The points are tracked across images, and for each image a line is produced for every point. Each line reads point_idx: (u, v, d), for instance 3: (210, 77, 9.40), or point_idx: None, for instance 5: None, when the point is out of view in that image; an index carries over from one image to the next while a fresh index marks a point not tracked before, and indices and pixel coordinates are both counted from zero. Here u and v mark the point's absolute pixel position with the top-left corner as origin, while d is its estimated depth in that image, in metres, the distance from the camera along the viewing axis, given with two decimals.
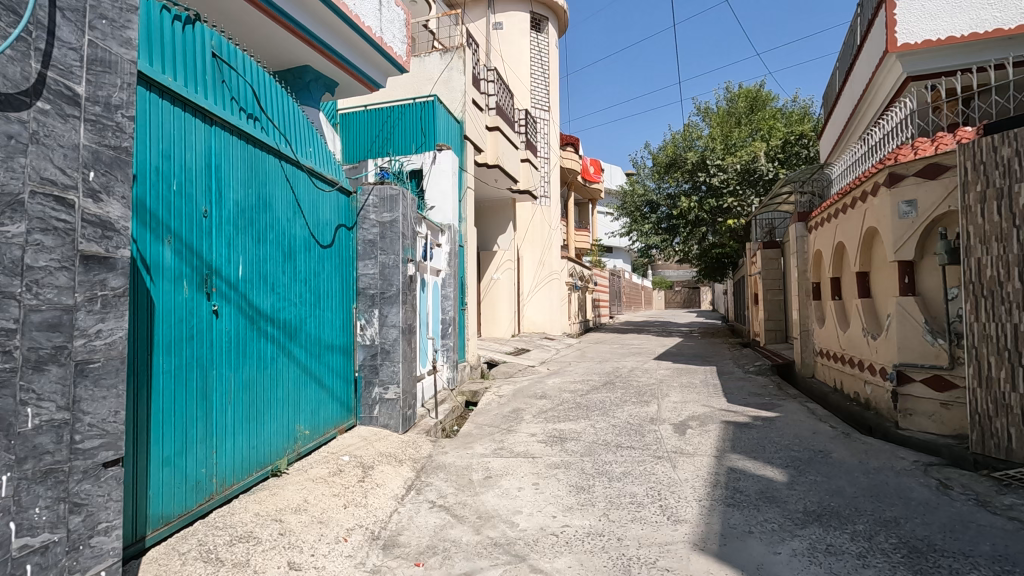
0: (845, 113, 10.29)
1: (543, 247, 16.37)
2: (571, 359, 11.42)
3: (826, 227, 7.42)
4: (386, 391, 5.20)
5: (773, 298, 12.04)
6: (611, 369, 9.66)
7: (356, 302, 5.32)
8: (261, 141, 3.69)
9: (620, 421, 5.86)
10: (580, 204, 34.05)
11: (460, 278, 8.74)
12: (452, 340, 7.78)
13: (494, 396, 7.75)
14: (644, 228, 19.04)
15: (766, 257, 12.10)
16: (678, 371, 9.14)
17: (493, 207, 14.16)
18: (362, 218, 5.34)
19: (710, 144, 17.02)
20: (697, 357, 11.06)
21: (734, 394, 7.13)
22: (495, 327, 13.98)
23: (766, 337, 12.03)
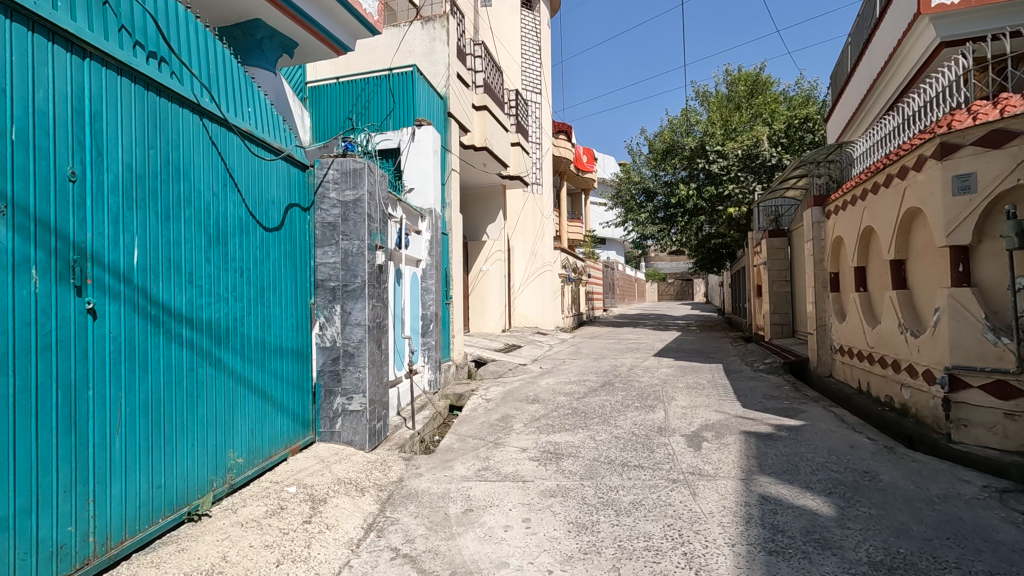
0: (860, 90, 9.53)
1: (534, 237, 15.58)
2: (565, 355, 10.66)
3: (849, 211, 6.67)
4: (350, 401, 4.41)
5: (779, 290, 11.34)
6: (609, 367, 8.90)
7: (314, 296, 4.51)
8: (170, 90, 2.85)
9: (624, 432, 5.10)
10: (573, 195, 33.23)
11: (443, 269, 7.93)
12: (433, 338, 6.99)
13: (481, 400, 6.98)
14: (640, 218, 18.31)
15: (772, 246, 11.38)
16: (682, 370, 8.40)
17: (482, 194, 13.32)
18: (321, 197, 4.51)
19: (709, 129, 16.24)
20: (700, 353, 10.33)
21: (747, 397, 6.40)
22: (484, 322, 13.18)
23: (772, 331, 11.33)
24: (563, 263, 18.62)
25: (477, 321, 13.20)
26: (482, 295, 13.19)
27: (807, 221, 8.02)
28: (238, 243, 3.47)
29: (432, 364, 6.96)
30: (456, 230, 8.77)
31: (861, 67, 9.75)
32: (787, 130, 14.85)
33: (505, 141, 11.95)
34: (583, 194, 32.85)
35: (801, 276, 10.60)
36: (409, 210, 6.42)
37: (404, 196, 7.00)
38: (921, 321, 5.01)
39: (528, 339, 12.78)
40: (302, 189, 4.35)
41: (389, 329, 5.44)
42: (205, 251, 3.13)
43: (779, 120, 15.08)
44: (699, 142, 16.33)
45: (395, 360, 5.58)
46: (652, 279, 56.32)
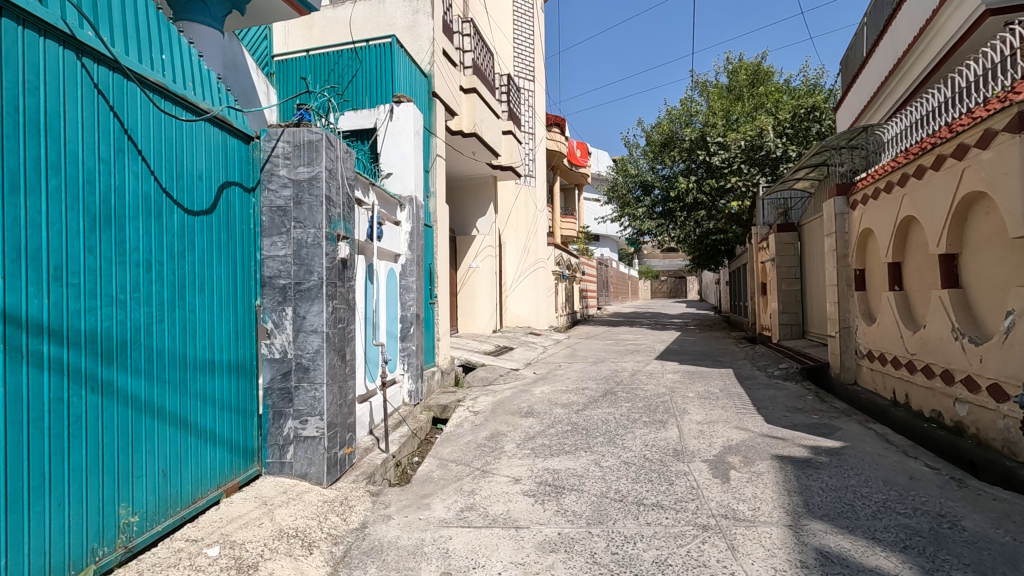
0: (882, 72, 8.79)
1: (527, 233, 14.83)
2: (560, 358, 9.91)
3: (882, 199, 5.95)
4: (303, 426, 3.60)
5: (789, 289, 10.63)
6: (610, 373, 8.15)
7: (261, 297, 3.69)
8: (19, 11, 2.03)
9: (635, 456, 4.33)
10: (566, 190, 32.44)
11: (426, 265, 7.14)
12: (414, 342, 6.19)
13: (467, 413, 6.20)
14: (637, 213, 17.52)
15: (781, 241, 10.66)
16: (690, 376, 7.66)
17: (471, 185, 12.51)
18: (269, 174, 3.68)
19: (710, 119, 15.50)
20: (705, 356, 9.61)
21: (769, 410, 5.66)
22: (473, 321, 12.37)
23: (781, 332, 10.63)
24: (557, 259, 17.85)
25: (466, 321, 12.39)
26: (471, 293, 12.38)
27: (828, 213, 7.30)
28: (144, 229, 2.66)
29: (413, 371, 6.17)
30: (441, 222, 7.97)
31: (881, 47, 9.01)
32: (794, 120, 14.13)
33: (496, 129, 11.14)
34: (576, 189, 32.09)
35: (814, 273, 9.89)
36: (385, 197, 5.61)
37: (380, 182, 6.20)
38: (980, 325, 4.31)
39: (520, 340, 12.01)
40: (241, 165, 3.53)
41: (358, 333, 4.64)
42: (84, 237, 2.31)
43: (785, 109, 14.36)
44: (700, 133, 15.58)
45: (365, 370, 4.78)
46: (646, 276, 55.72)
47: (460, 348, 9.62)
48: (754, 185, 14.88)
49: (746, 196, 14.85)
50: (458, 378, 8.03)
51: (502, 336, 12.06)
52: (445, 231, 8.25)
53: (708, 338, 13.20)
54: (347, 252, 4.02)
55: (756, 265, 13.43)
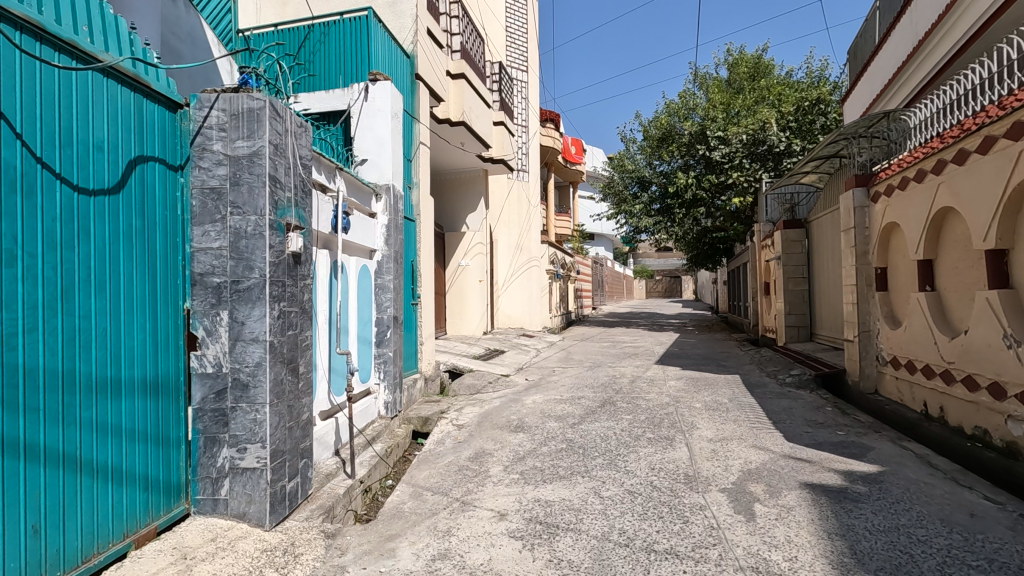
0: (899, 57, 8.21)
1: (520, 230, 14.22)
2: (554, 362, 9.30)
3: (911, 189, 5.37)
4: (241, 456, 2.95)
5: (795, 288, 10.06)
6: (608, 379, 7.55)
7: (192, 298, 3.03)
8: None
9: (640, 484, 3.73)
10: (560, 187, 31.83)
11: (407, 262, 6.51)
12: (391, 348, 5.57)
13: (451, 426, 5.58)
14: (634, 210, 16.87)
15: (787, 239, 10.10)
16: (694, 384, 7.07)
17: (461, 179, 11.87)
18: (200, 149, 3.02)
19: (709, 113, 14.93)
20: (708, 360, 9.03)
21: (787, 425, 5.07)
22: (463, 323, 11.73)
23: (787, 334, 10.06)
24: (551, 257, 17.24)
25: (455, 322, 11.75)
26: (460, 293, 11.75)
27: (844, 207, 6.73)
28: (4, 209, 2.02)
29: (389, 380, 5.53)
30: (424, 216, 7.33)
31: (898, 31, 8.43)
32: (798, 113, 13.56)
33: (486, 118, 10.50)
34: (571, 186, 31.49)
35: (823, 271, 9.32)
36: (355, 185, 4.97)
37: (353, 171, 5.58)
38: None
39: (511, 342, 11.40)
40: (163, 136, 2.87)
41: (318, 339, 4.00)
42: None
43: (788, 102, 13.80)
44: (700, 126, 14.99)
45: (328, 381, 4.14)
46: (640, 276, 55.27)
47: (447, 352, 8.99)
48: (756, 180, 14.31)
49: (748, 192, 14.28)
50: (443, 386, 7.41)
51: (493, 338, 11.43)
52: (430, 226, 7.62)
53: (708, 340, 12.64)
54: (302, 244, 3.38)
55: (759, 264, 12.87)
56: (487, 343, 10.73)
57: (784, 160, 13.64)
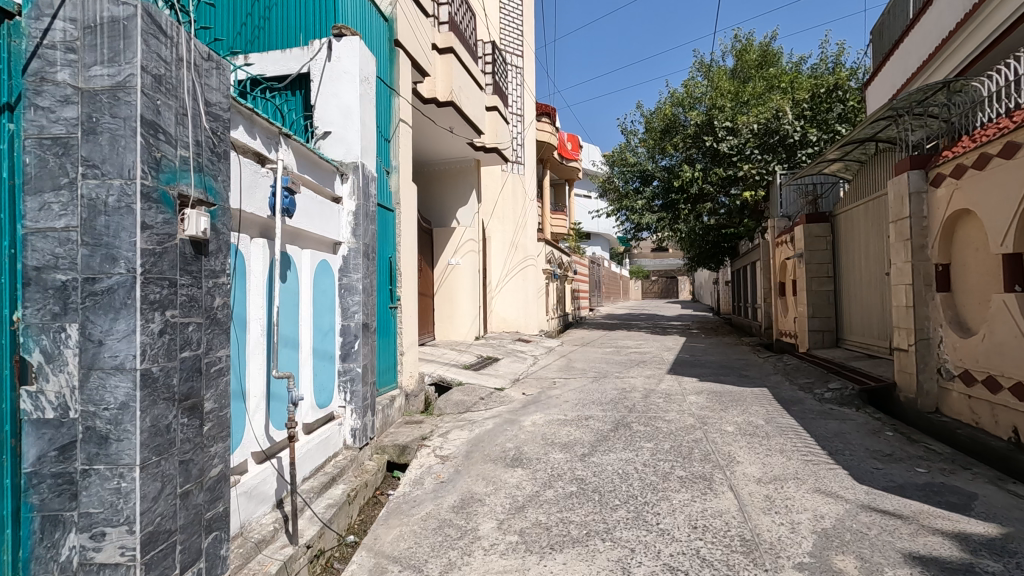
0: (944, 29, 7.28)
1: (515, 227, 13.25)
2: (555, 373, 8.33)
3: (992, 168, 4.42)
4: (98, 545, 1.94)
5: (819, 289, 9.11)
6: (618, 394, 6.58)
7: (27, 304, 1.97)
8: None
9: (684, 558, 2.74)
10: (556, 185, 30.92)
11: (383, 259, 5.50)
12: (360, 363, 4.55)
13: (433, 458, 4.57)
14: (636, 205, 15.78)
15: (810, 234, 9.16)
16: (719, 400, 6.12)
17: (451, 170, 10.92)
18: (38, 78, 1.98)
19: (717, 102, 14.01)
20: (727, 370, 8.07)
21: (849, 457, 4.11)
22: (452, 326, 10.66)
23: (811, 340, 9.11)
24: (548, 257, 16.26)
25: (444, 326, 10.69)
26: (449, 294, 10.69)
27: (892, 194, 5.81)
28: None
29: (358, 402, 4.51)
30: (405, 207, 6.32)
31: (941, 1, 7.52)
32: (813, 101, 12.65)
33: (478, 102, 9.53)
34: (566, 184, 30.59)
35: (854, 270, 8.38)
36: (312, 160, 3.96)
37: (315, 146, 4.58)
38: None
39: (506, 348, 10.39)
40: None
41: (247, 357, 2.99)
42: None
43: (802, 89, 12.89)
44: (707, 116, 14.08)
45: (264, 411, 3.13)
46: (636, 277, 54.55)
47: (434, 362, 7.98)
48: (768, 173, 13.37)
49: (760, 186, 13.33)
50: (427, 400, 6.57)
51: (486, 344, 10.41)
52: (414, 218, 6.61)
53: (720, 346, 11.68)
54: (209, 227, 2.36)
55: (774, 264, 11.94)
56: (479, 350, 9.74)
57: (798, 151, 12.72)
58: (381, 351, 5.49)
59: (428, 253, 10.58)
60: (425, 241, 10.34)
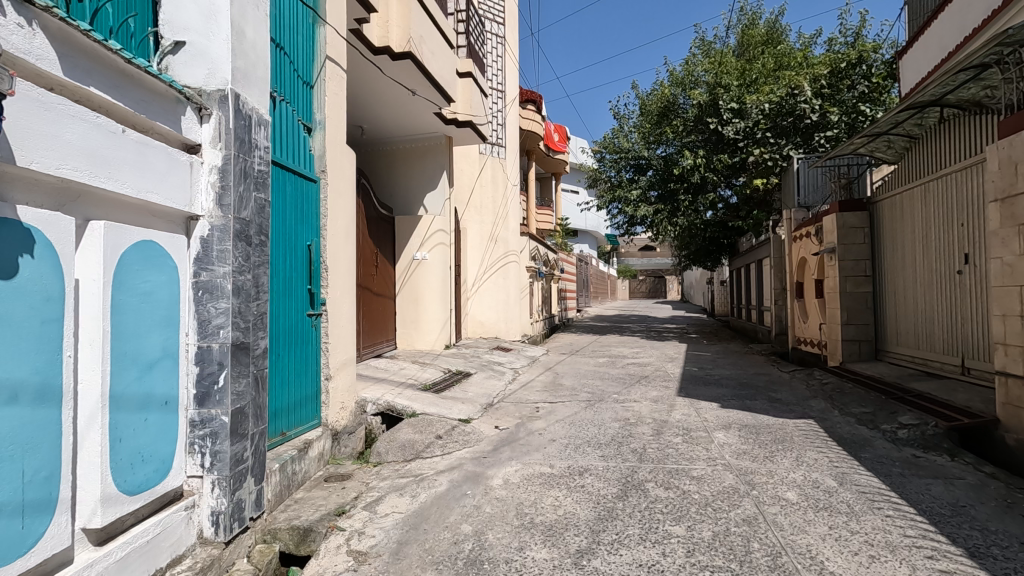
0: None
1: (494, 218, 11.66)
2: (539, 393, 6.73)
3: None
4: None
5: (857, 291, 7.59)
6: (621, 430, 5.00)
7: None
8: None
9: None
10: (542, 179, 29.39)
11: (285, 245, 3.86)
12: (228, 406, 2.88)
13: (346, 555, 2.91)
14: (630, 195, 14.10)
15: (843, 225, 7.69)
16: (757, 440, 4.56)
17: (416, 148, 9.34)
18: None
19: (721, 80, 12.54)
20: (752, 391, 6.52)
21: (1007, 567, 2.54)
22: (417, 334, 8.93)
23: (845, 352, 7.61)
24: (532, 253, 14.62)
25: (407, 333, 8.94)
26: (414, 295, 8.96)
27: (993, 164, 4.29)
28: None
29: (224, 470, 2.84)
30: (336, 177, 4.65)
31: None
32: (831, 77, 11.15)
33: (447, 62, 7.87)
34: (553, 178, 29.07)
35: (904, 267, 6.90)
36: (118, 67, 2.30)
37: (158, 65, 2.90)
38: None
39: (481, 359, 8.75)
40: None
41: None
42: None
43: (820, 65, 11.39)
44: (710, 96, 12.57)
45: None
46: (625, 276, 53.08)
47: (385, 381, 6.31)
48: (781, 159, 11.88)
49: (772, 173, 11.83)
50: (371, 431, 5.15)
51: (457, 355, 8.75)
52: (350, 194, 4.95)
53: (729, 355, 10.17)
54: None
55: (790, 262, 10.43)
56: (448, 363, 8.10)
57: (815, 134, 11.25)
58: (283, 378, 3.81)
59: (390, 245, 8.88)
60: (385, 231, 8.64)
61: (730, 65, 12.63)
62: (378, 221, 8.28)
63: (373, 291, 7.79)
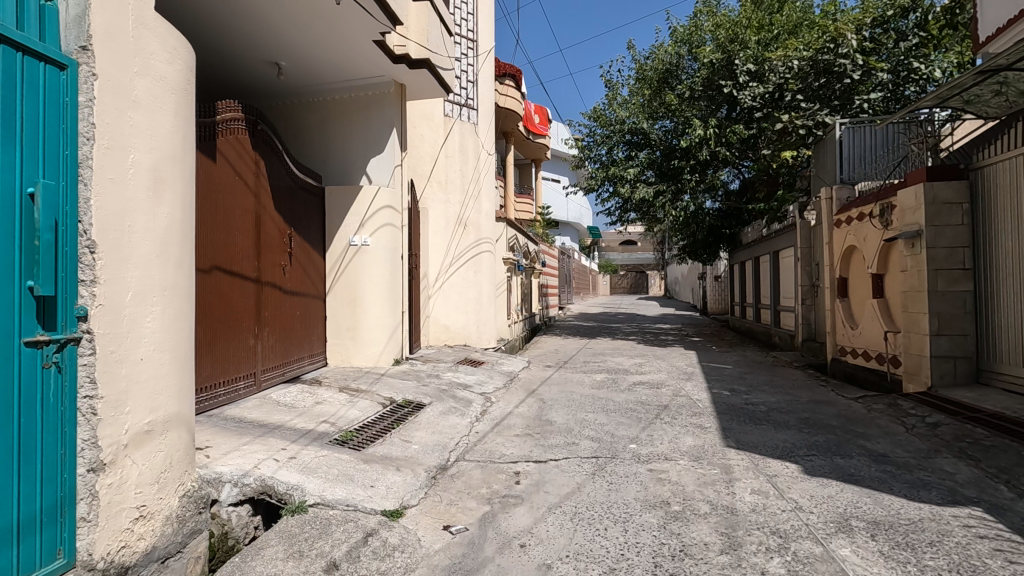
0: None
1: (463, 197, 9.46)
2: (519, 441, 4.55)
3: None
4: None
5: (953, 289, 5.58)
6: (664, 537, 2.86)
7: None
8: None
9: None
10: (521, 165, 27.15)
11: None
12: None
13: None
14: (626, 173, 11.81)
15: (932, 199, 5.66)
16: (926, 572, 2.46)
17: (359, 101, 7.11)
18: None
19: (738, 35, 10.50)
20: (831, 437, 4.44)
21: None
22: (354, 346, 6.63)
23: (934, 372, 5.58)
24: (510, 242, 12.40)
25: (340, 344, 6.64)
26: (351, 294, 6.65)
27: None
28: None
29: None
30: (122, 66, 2.35)
31: None
32: (874, 29, 9.16)
33: None
34: (533, 164, 26.86)
35: None
36: None
37: None
38: None
39: (441, 379, 6.52)
40: None
41: None
42: None
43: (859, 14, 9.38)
44: (724, 54, 10.53)
45: None
46: (607, 271, 51.08)
47: (280, 430, 4.05)
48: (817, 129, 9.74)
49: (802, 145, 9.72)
50: (224, 537, 2.96)
51: (409, 374, 6.50)
52: (171, 111, 2.66)
53: (756, 369, 8.13)
54: None
55: (828, 253, 8.45)
56: (393, 387, 5.85)
57: (855, 96, 9.26)
58: None
59: (318, 227, 6.57)
60: (308, 206, 6.33)
61: (748, 18, 10.60)
62: (296, 192, 5.96)
63: (282, 289, 5.48)
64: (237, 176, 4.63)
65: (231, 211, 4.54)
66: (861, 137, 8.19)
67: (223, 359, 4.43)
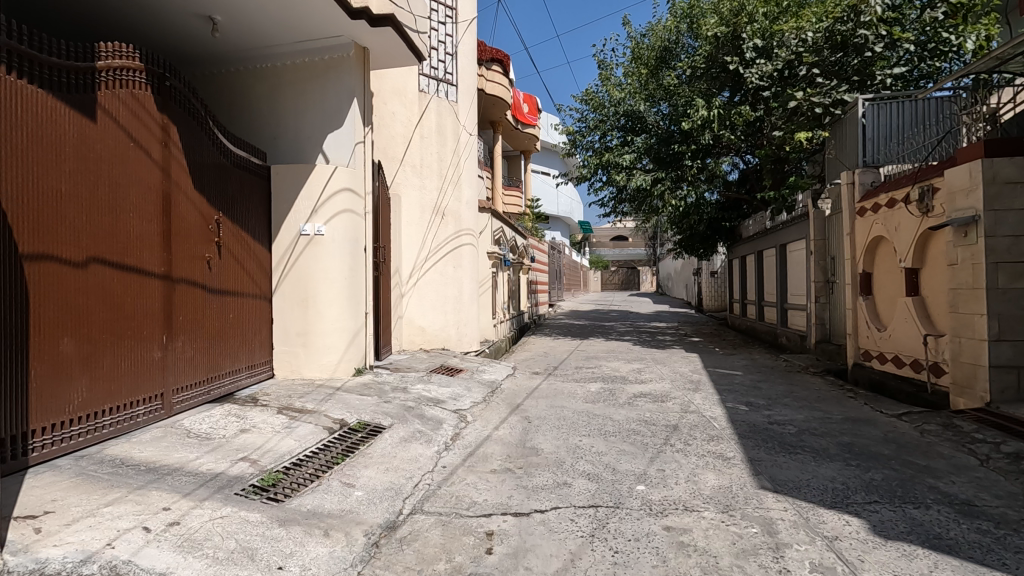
0: None
1: (441, 183, 8.47)
2: (496, 481, 3.58)
3: None
4: None
5: (1017, 286, 4.68)
6: None
7: None
8: None
9: None
10: (510, 157, 26.14)
11: None
12: None
13: None
14: (621, 160, 10.84)
15: (992, 179, 4.74)
16: None
17: (313, 67, 6.09)
18: None
19: (744, 7, 9.56)
20: (890, 475, 3.51)
21: None
22: (305, 353, 5.61)
23: (994, 385, 4.69)
24: (495, 234, 11.40)
25: (289, 351, 5.61)
26: (301, 292, 5.61)
27: None
28: None
29: None
30: None
31: None
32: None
33: None
34: (522, 156, 25.87)
35: None
36: None
37: None
38: None
39: (408, 393, 5.51)
40: None
41: None
42: None
43: None
44: (729, 27, 9.59)
45: None
46: (598, 266, 50.17)
47: (175, 475, 3.03)
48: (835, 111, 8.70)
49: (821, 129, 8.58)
50: None
51: (370, 387, 5.48)
52: None
53: (770, 375, 7.21)
54: None
55: (848, 245, 7.53)
56: (347, 405, 4.84)
57: (875, 71, 8.33)
58: None
59: (263, 212, 5.55)
60: (249, 188, 5.30)
61: None
62: (229, 170, 4.93)
63: (208, 287, 4.45)
64: (132, 142, 3.61)
65: (121, 186, 3.52)
66: (885, 115, 7.31)
67: (109, 380, 3.40)
